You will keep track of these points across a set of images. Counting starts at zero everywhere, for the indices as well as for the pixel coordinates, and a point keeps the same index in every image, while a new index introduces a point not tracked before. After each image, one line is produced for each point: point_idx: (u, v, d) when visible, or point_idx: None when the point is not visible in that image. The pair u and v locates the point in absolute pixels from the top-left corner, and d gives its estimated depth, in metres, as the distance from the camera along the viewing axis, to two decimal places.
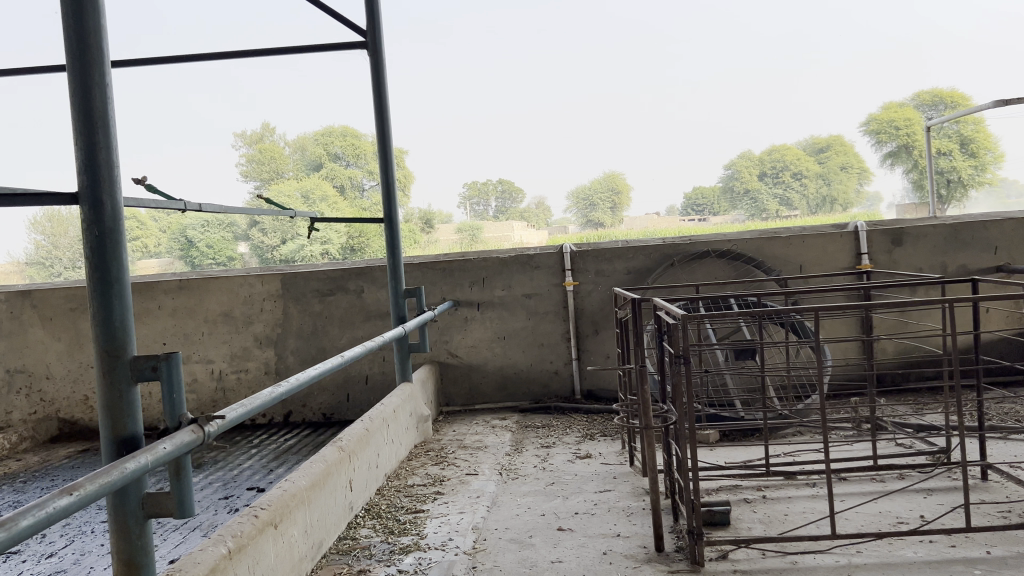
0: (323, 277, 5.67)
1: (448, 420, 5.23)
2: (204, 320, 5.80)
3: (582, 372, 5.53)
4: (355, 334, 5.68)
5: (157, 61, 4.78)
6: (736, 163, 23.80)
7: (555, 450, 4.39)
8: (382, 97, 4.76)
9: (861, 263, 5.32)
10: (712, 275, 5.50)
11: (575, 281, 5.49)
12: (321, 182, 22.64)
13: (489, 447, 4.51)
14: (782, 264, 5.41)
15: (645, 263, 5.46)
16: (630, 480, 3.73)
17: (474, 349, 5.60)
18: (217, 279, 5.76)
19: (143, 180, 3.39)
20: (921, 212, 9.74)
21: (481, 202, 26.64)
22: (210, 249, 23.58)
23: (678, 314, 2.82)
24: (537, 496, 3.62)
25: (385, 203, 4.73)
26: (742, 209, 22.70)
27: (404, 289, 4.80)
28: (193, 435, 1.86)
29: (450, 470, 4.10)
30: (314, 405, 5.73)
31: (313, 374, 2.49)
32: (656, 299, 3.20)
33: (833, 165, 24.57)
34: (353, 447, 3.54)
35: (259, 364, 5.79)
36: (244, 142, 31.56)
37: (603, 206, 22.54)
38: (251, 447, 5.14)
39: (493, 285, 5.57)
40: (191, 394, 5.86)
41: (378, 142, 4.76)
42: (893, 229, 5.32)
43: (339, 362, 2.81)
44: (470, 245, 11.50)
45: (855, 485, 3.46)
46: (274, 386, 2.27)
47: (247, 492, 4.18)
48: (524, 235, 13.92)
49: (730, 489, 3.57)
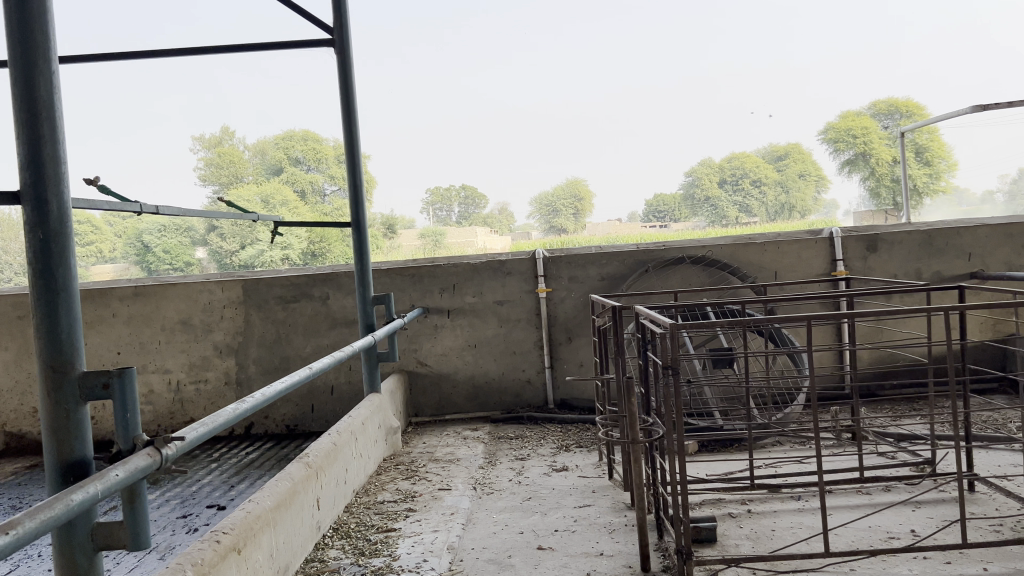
0: (287, 283, 5.47)
1: (417, 431, 5.06)
2: (160, 329, 5.56)
3: (555, 381, 5.40)
4: (320, 342, 5.49)
5: (112, 58, 4.55)
6: (696, 169, 23.58)
7: (530, 462, 4.25)
8: (349, 98, 4.58)
9: (836, 269, 5.26)
10: (686, 281, 5.40)
11: (548, 288, 5.36)
12: (281, 187, 22.30)
13: (461, 460, 4.35)
14: (757, 270, 5.34)
15: (619, 269, 5.35)
16: (610, 494, 3.59)
17: (444, 357, 5.44)
18: (175, 285, 5.52)
19: (95, 181, 3.17)
20: (879, 219, 9.83)
21: (445, 208, 26.35)
22: (167, 254, 23.11)
23: (665, 323, 2.69)
24: (513, 512, 3.47)
25: (353, 207, 4.55)
26: (702, 216, 22.59)
27: (372, 296, 4.63)
28: (149, 458, 1.69)
29: (421, 486, 3.93)
30: (277, 416, 5.52)
31: (280, 388, 2.32)
32: (641, 308, 3.08)
33: (792, 173, 24.41)
34: (320, 464, 3.36)
35: (219, 373, 5.57)
36: (202, 146, 31.23)
37: (565, 212, 22.55)
38: (210, 461, 4.92)
39: (464, 291, 5.42)
40: (146, 406, 5.61)
41: (346, 144, 4.59)
42: (868, 236, 5.27)
43: (308, 373, 2.64)
44: (434, 251, 11.36)
45: (842, 498, 3.36)
46: (236, 403, 2.10)
47: (207, 510, 3.97)
48: (486, 241, 13.81)
49: (712, 503, 3.44)
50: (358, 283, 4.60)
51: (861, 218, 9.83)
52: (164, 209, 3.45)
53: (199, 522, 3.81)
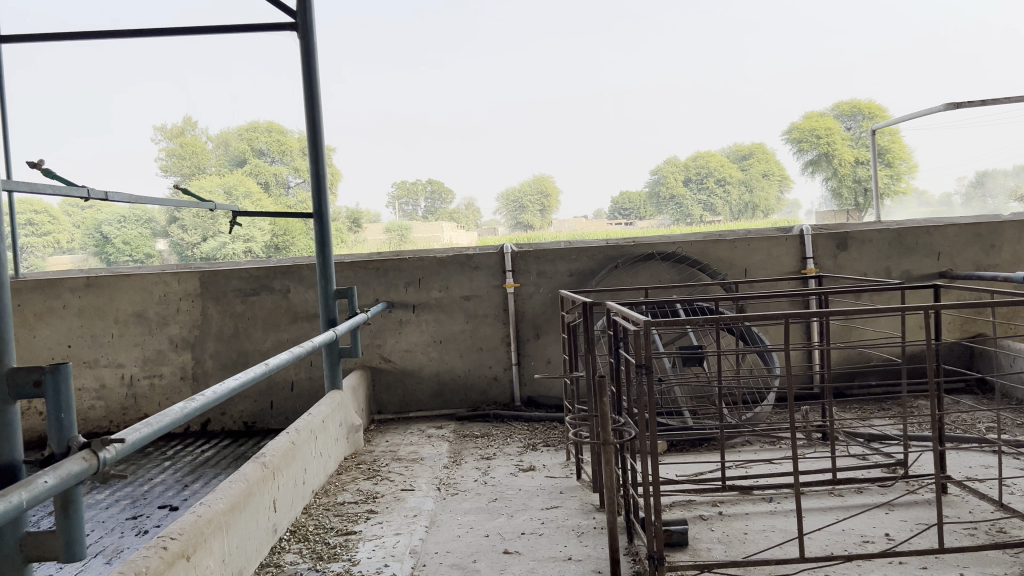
0: (246, 276, 5.29)
1: (380, 429, 4.92)
2: (113, 321, 5.35)
3: (522, 378, 5.29)
4: (280, 337, 5.33)
5: (62, 39, 4.33)
6: (661, 168, 24.39)
7: (496, 461, 4.13)
8: (313, 85, 4.41)
9: (806, 267, 5.21)
10: (656, 278, 5.33)
11: (516, 283, 5.24)
12: (244, 178, 21.90)
13: (425, 459, 4.23)
14: (727, 268, 5.27)
15: (589, 264, 5.25)
16: (578, 496, 3.49)
17: (409, 353, 5.30)
18: (130, 276, 5.32)
19: (39, 165, 3.01)
20: (842, 219, 9.85)
21: (412, 202, 26.00)
22: (126, 245, 22.67)
23: (640, 320, 2.57)
24: (479, 514, 3.36)
25: (315, 197, 4.40)
26: (667, 214, 23.21)
27: (335, 290, 4.48)
28: (84, 463, 1.54)
29: (383, 486, 3.79)
30: (234, 413, 5.35)
31: (234, 385, 2.19)
32: (612, 304, 2.99)
33: (755, 173, 24.29)
34: (277, 464, 3.21)
35: (175, 368, 5.37)
36: (165, 137, 30.59)
37: (532, 209, 22.34)
38: (164, 460, 4.72)
39: (430, 286, 5.29)
40: (97, 402, 5.40)
41: (309, 135, 4.42)
42: (838, 234, 5.23)
43: (265, 370, 2.51)
44: (400, 245, 11.24)
45: (815, 500, 3.30)
46: (186, 401, 1.97)
47: (158, 510, 3.79)
48: (453, 235, 13.65)
49: (683, 505, 3.33)
50: (320, 275, 4.45)
51: (824, 217, 9.85)
52: (111, 195, 3.29)
53: (149, 523, 3.63)
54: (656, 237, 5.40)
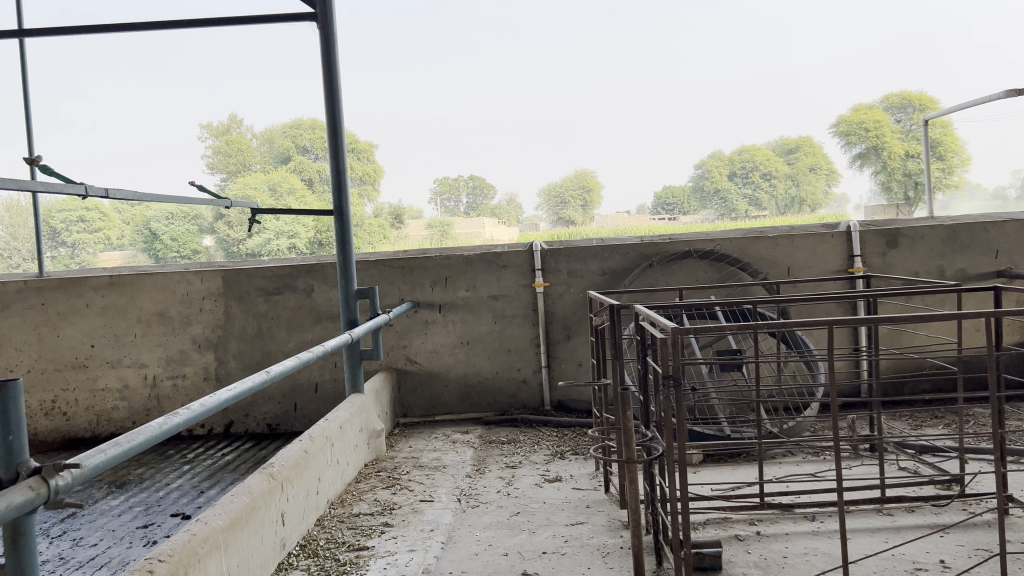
0: (269, 274, 5.17)
1: (403, 433, 4.76)
2: (136, 321, 5.27)
3: (552, 382, 5.08)
4: (303, 337, 5.19)
5: (81, 32, 4.24)
6: (706, 162, 22.91)
7: (521, 471, 3.92)
8: (333, 76, 4.23)
9: (853, 266, 4.92)
10: (694, 277, 5.07)
11: (546, 282, 5.03)
12: (288, 175, 21.89)
13: (447, 467, 4.05)
14: (769, 266, 5.00)
15: (622, 263, 5.03)
16: (606, 511, 3.27)
17: (435, 354, 5.13)
18: (152, 275, 5.23)
19: (37, 161, 2.95)
20: (892, 214, 9.46)
21: (454, 198, 26.15)
22: (174, 242, 22.61)
23: (667, 327, 2.35)
24: (499, 529, 3.17)
25: (335, 194, 4.24)
26: (712, 208, 21.71)
27: (356, 289, 4.32)
28: (32, 491, 1.36)
29: (402, 497, 3.61)
30: (258, 415, 5.23)
31: (218, 401, 2.02)
32: (639, 307, 2.77)
33: (803, 166, 24.12)
34: (286, 474, 3.05)
35: (197, 369, 5.27)
36: (210, 133, 30.49)
37: (574, 204, 21.67)
38: (185, 463, 4.61)
39: (456, 285, 5.11)
40: (121, 402, 5.32)
41: (328, 128, 4.26)
42: (888, 230, 4.92)
43: (261, 379, 2.35)
44: (439, 241, 11.12)
45: (862, 520, 3.04)
46: (161, 420, 1.80)
47: (170, 519, 3.66)
48: (494, 231, 13.52)
49: (719, 524, 3.10)
50: (340, 274, 4.29)
51: (872, 212, 9.45)
52: (113, 192, 3.17)
53: (159, 532, 3.49)
54: (694, 234, 5.15)
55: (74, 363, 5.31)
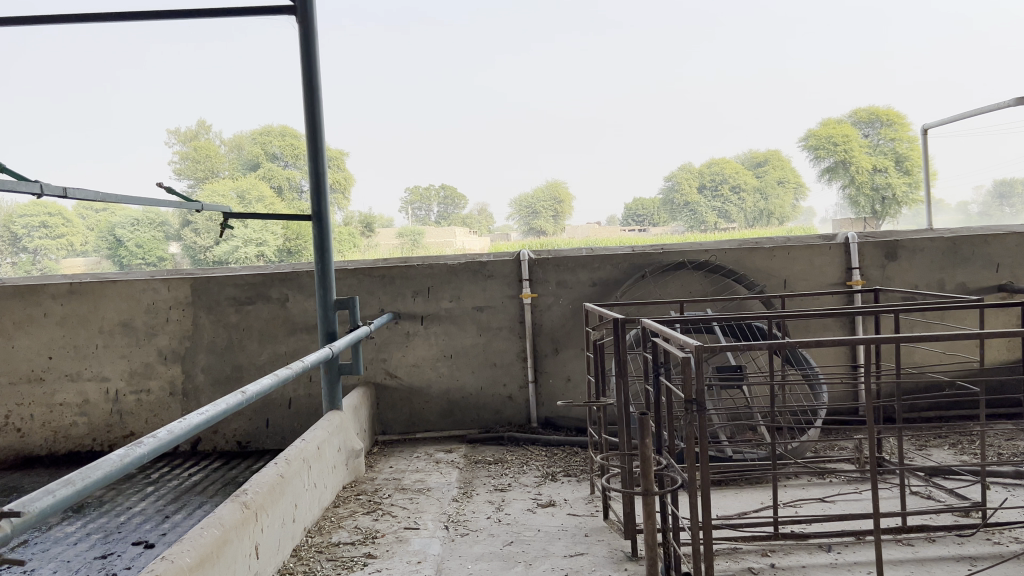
0: (240, 283, 4.89)
1: (382, 452, 4.50)
2: (98, 331, 4.96)
3: (538, 397, 4.87)
4: (276, 349, 4.92)
5: (39, 21, 3.92)
6: (675, 175, 23.04)
7: (511, 495, 3.68)
8: (312, 75, 3.98)
9: (851, 279, 4.75)
10: (687, 290, 4.88)
11: (533, 293, 4.81)
12: (257, 182, 21.51)
13: (432, 489, 3.81)
14: (765, 278, 4.82)
15: (613, 274, 4.82)
16: (608, 540, 3.04)
17: (416, 368, 4.89)
18: (116, 282, 4.92)
19: None
20: (859, 227, 9.32)
21: (425, 207, 25.84)
22: (140, 249, 21.95)
23: (688, 344, 2.13)
24: (492, 562, 2.92)
25: (314, 198, 3.99)
26: (681, 221, 21.59)
27: (335, 300, 4.07)
28: None
29: (384, 523, 3.36)
30: (227, 431, 4.95)
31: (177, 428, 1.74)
32: (651, 322, 2.54)
33: (771, 180, 23.66)
34: (260, 502, 2.79)
35: (163, 383, 4.97)
36: (178, 139, 29.90)
37: (546, 214, 21.61)
38: (147, 485, 4.30)
39: (439, 296, 4.87)
40: (79, 418, 4.99)
41: (308, 127, 3.99)
42: (887, 242, 4.78)
43: (237, 401, 2.10)
44: (411, 249, 10.87)
45: (881, 550, 2.84)
46: (113, 455, 1.53)
47: (132, 547, 3.37)
48: (466, 241, 13.30)
49: (728, 555, 2.88)
50: (318, 284, 4.03)
51: (840, 225, 9.30)
52: (71, 192, 2.92)
53: (120, 564, 3.20)
54: (686, 245, 4.96)
55: (30, 376, 4.98)
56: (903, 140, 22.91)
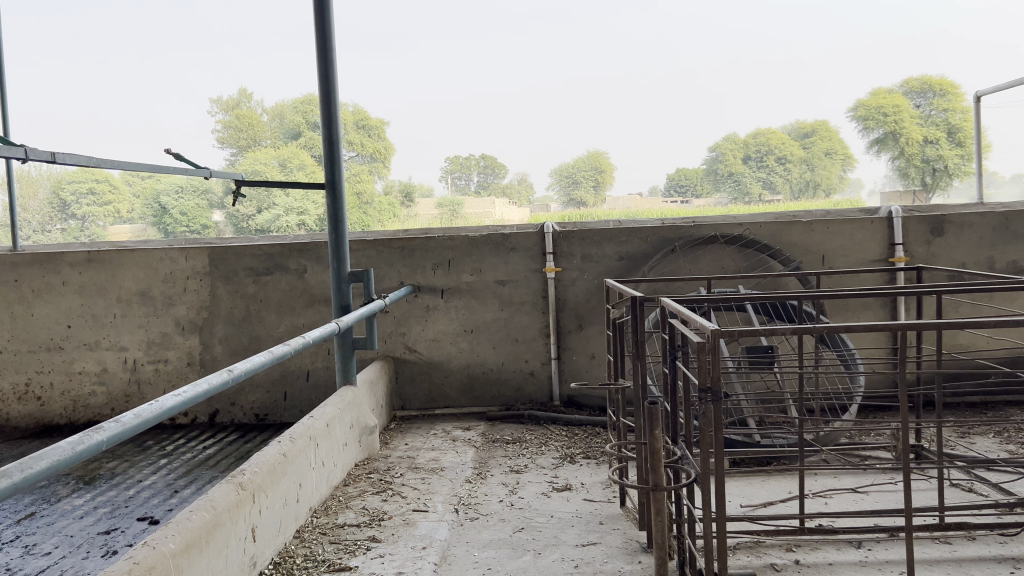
0: (258, 253, 4.79)
1: (399, 429, 4.39)
2: (116, 300, 4.90)
3: (562, 375, 4.70)
4: (295, 322, 4.82)
5: None
6: (720, 145, 22.33)
7: (527, 477, 3.54)
8: (327, 40, 3.81)
9: (893, 256, 4.50)
10: (719, 265, 4.65)
11: (557, 267, 4.64)
12: (299, 151, 21.42)
13: (445, 469, 3.68)
14: (802, 254, 4.57)
15: (641, 248, 4.62)
16: (623, 530, 2.89)
17: (435, 343, 4.76)
18: (133, 251, 4.85)
19: None
20: (908, 200, 8.90)
21: (465, 176, 25.82)
22: (184, 216, 21.52)
23: (706, 328, 1.93)
24: (502, 549, 2.77)
25: (328, 166, 3.85)
26: (724, 191, 20.16)
27: (350, 273, 3.94)
28: None
29: (393, 505, 3.24)
30: (245, 404, 4.88)
31: (131, 420, 1.61)
32: (669, 303, 2.36)
33: (818, 151, 22.87)
34: (259, 484, 2.67)
35: (181, 353, 4.90)
36: (220, 108, 29.81)
37: (586, 184, 21.23)
38: (161, 457, 4.24)
39: (460, 269, 4.72)
40: (98, 388, 4.96)
41: (321, 93, 3.83)
42: (934, 217, 4.50)
43: (220, 381, 1.99)
44: (448, 220, 10.76)
45: (915, 548, 2.64)
46: (53, 450, 1.39)
47: (136, 524, 3.30)
48: (505, 212, 13.06)
49: (750, 550, 2.70)
50: (332, 254, 3.90)
51: (889, 198, 8.89)
52: (59, 157, 2.82)
53: (121, 540, 3.12)
54: (720, 218, 4.72)
55: (49, 344, 4.96)
56: (956, 112, 22.34)
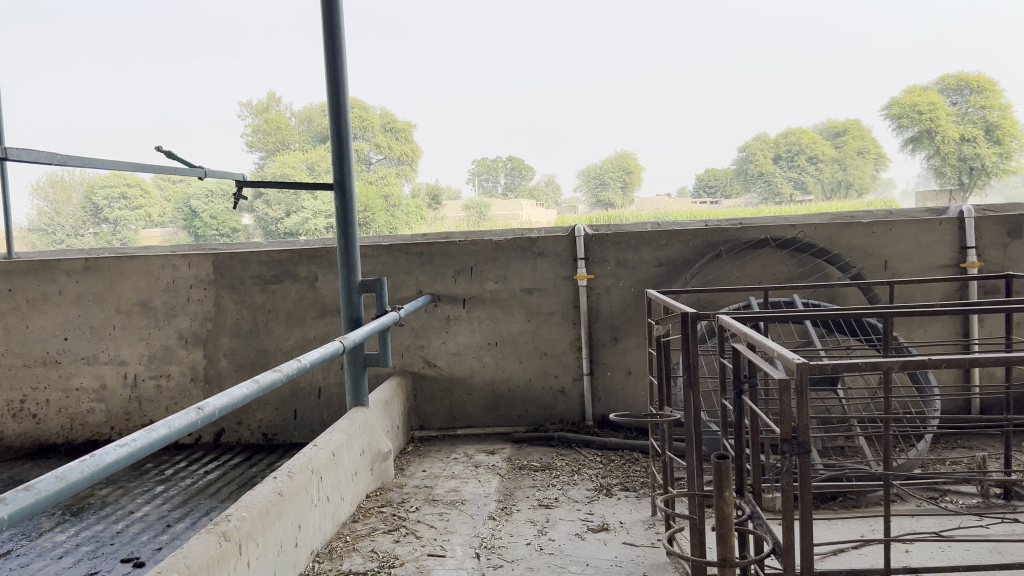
0: (266, 259, 4.42)
1: (416, 452, 4.01)
2: (115, 311, 4.56)
3: (595, 390, 4.30)
4: (305, 333, 4.46)
5: None
6: (750, 144, 21.66)
7: (557, 514, 3.14)
8: (334, 27, 3.43)
9: (965, 260, 4.05)
10: (770, 271, 4.22)
11: (590, 274, 4.23)
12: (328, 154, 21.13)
13: (467, 501, 3.30)
14: (863, 258, 4.13)
15: (682, 252, 4.21)
16: None
17: (458, 356, 4.37)
18: (133, 259, 4.51)
19: None
20: (946, 200, 8.34)
21: (492, 178, 25.42)
22: (214, 220, 20.53)
23: (787, 364, 1.49)
24: None
25: (336, 164, 3.46)
26: (755, 191, 20.04)
27: (361, 284, 3.56)
28: None
29: (406, 546, 2.86)
30: (252, 423, 4.53)
31: (36, 492, 1.20)
32: (728, 322, 1.93)
33: (850, 151, 21.66)
34: (247, 532, 2.27)
35: (184, 368, 4.57)
36: (250, 112, 29.48)
37: (614, 185, 20.38)
38: (157, 483, 3.89)
39: (484, 276, 4.33)
40: (97, 405, 4.64)
41: (329, 86, 3.44)
42: (1011, 217, 4.04)
43: (184, 423, 1.61)
44: (472, 223, 10.40)
45: None
46: None
47: (120, 565, 2.93)
48: (532, 214, 12.53)
49: None
50: (342, 262, 3.52)
51: (925, 197, 8.34)
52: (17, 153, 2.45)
53: None
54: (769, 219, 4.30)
55: (45, 358, 4.64)
56: (994, 109, 21.40)
